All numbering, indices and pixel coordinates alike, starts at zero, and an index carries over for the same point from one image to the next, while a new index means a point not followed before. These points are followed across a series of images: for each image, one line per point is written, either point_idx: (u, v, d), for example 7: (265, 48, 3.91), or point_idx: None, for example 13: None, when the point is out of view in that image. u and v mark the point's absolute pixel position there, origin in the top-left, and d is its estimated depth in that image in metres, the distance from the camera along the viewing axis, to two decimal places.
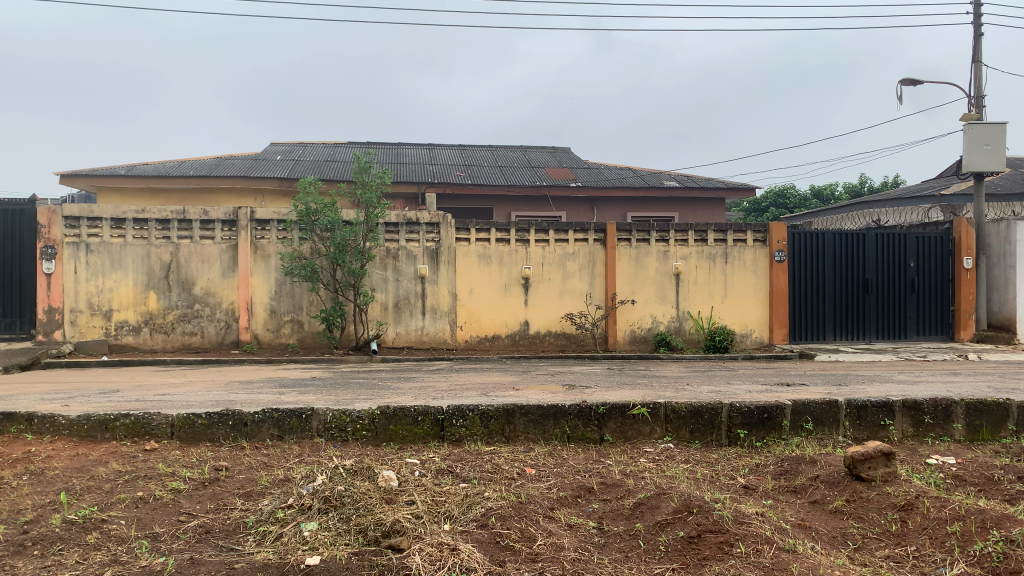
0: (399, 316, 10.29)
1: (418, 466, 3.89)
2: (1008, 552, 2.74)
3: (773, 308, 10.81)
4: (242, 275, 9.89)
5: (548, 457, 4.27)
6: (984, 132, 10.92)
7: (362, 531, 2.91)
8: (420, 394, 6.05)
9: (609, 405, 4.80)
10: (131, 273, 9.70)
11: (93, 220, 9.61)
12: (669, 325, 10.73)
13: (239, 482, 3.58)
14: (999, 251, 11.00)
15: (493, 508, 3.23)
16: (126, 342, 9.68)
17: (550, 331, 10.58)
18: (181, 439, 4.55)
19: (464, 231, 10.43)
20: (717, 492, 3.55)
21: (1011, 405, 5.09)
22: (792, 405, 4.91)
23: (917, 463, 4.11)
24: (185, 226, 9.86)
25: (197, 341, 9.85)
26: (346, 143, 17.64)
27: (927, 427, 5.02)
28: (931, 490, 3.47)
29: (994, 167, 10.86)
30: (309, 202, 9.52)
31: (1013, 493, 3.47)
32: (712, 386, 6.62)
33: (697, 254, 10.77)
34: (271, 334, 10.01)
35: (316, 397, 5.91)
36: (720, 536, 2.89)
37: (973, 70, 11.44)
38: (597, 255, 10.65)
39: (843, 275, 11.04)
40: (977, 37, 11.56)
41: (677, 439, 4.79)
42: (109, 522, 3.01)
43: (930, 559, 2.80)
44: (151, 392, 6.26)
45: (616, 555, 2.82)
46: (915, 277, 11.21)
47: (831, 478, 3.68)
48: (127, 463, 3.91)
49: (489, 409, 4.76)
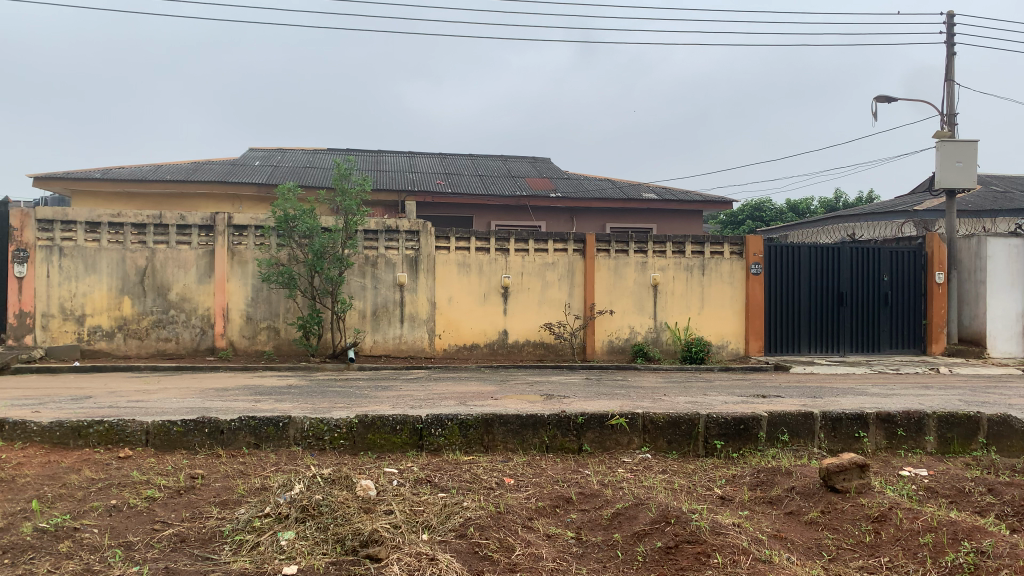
0: (377, 324, 10.25)
1: (396, 475, 3.88)
2: (978, 564, 2.79)
3: (749, 320, 10.91)
4: (218, 281, 9.80)
5: (526, 467, 4.28)
6: (956, 150, 11.12)
7: (340, 540, 2.89)
8: (397, 403, 6.04)
9: (588, 415, 4.82)
10: (106, 278, 9.59)
11: (67, 223, 9.49)
12: (647, 336, 10.78)
13: (215, 490, 3.55)
14: (970, 266, 11.22)
15: (472, 518, 3.23)
16: (99, 348, 9.55)
17: (529, 340, 10.58)
18: (156, 447, 4.49)
19: (445, 239, 10.43)
20: (694, 502, 3.57)
21: (981, 418, 5.15)
22: (768, 417, 4.95)
23: (890, 474, 4.16)
24: (162, 231, 9.78)
25: (171, 347, 9.74)
26: (324, 150, 17.59)
27: (900, 439, 5.08)
28: (904, 501, 3.51)
29: (965, 184, 11.04)
30: (288, 208, 9.52)
31: (984, 505, 3.53)
32: (690, 397, 6.67)
33: (675, 265, 10.86)
34: (246, 340, 9.92)
35: (293, 405, 5.87)
36: (698, 546, 2.90)
37: (945, 88, 11.67)
38: (575, 265, 10.70)
39: (819, 287, 11.16)
40: (950, 56, 11.79)
41: (655, 449, 4.82)
42: (82, 530, 2.97)
43: (903, 569, 2.84)
44: (125, 399, 6.20)
45: (595, 566, 2.83)
46: (889, 291, 11.36)
47: (806, 489, 3.71)
48: (101, 470, 3.86)
49: (469, 418, 4.75)
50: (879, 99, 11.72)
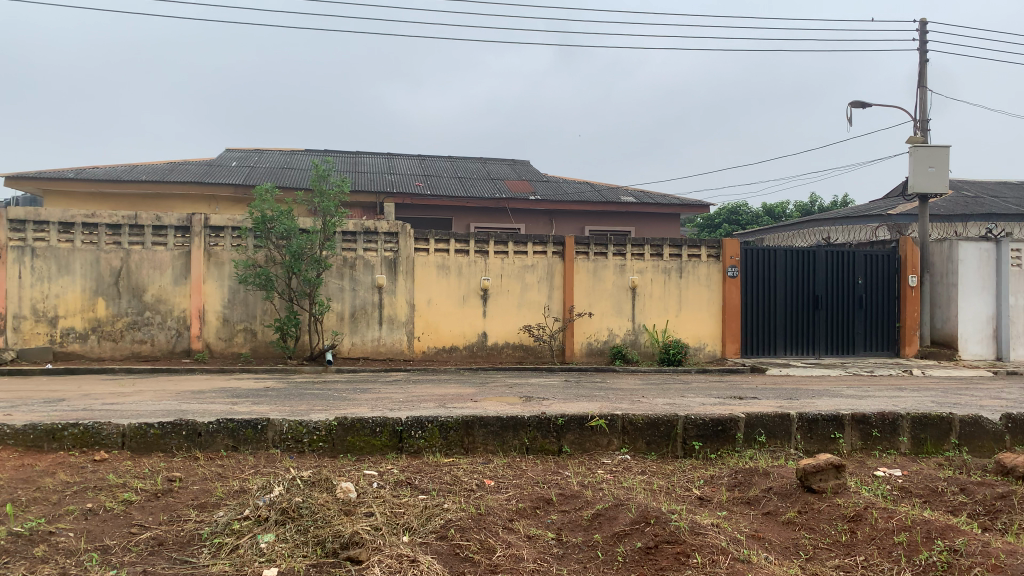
0: (355, 326, 10.21)
1: (377, 477, 3.87)
2: (951, 562, 2.84)
3: (725, 322, 11.00)
4: (194, 282, 9.71)
5: (506, 468, 4.29)
6: (928, 155, 11.30)
7: (320, 542, 2.88)
8: (377, 405, 6.03)
9: (568, 417, 4.84)
10: (80, 279, 9.47)
11: (40, 224, 9.37)
12: (626, 338, 10.83)
13: (193, 493, 3.52)
14: (942, 270, 11.40)
15: (452, 519, 3.23)
16: (72, 350, 9.42)
17: (508, 342, 10.59)
18: (133, 450, 4.44)
19: (424, 241, 10.41)
20: (673, 503, 3.60)
21: (954, 419, 5.23)
22: (746, 418, 4.99)
23: (865, 475, 4.21)
24: (137, 232, 9.67)
25: (146, 349, 9.63)
26: (302, 151, 17.51)
27: (875, 440, 5.15)
28: (879, 501, 3.56)
29: (937, 189, 11.22)
30: (266, 209, 9.46)
31: (956, 504, 3.59)
32: (668, 398, 6.72)
33: (653, 268, 10.93)
34: (223, 342, 9.83)
35: (271, 407, 5.84)
36: (677, 546, 2.92)
37: (918, 95, 11.86)
38: (554, 267, 10.73)
39: (794, 290, 11.28)
40: (922, 63, 11.98)
41: (634, 450, 4.85)
42: (57, 534, 2.94)
43: (878, 568, 2.88)
44: (99, 401, 6.13)
45: (575, 567, 2.85)
46: (863, 294, 11.51)
47: (784, 489, 3.75)
48: (76, 474, 3.81)
49: (449, 420, 4.75)
50: (854, 105, 11.87)
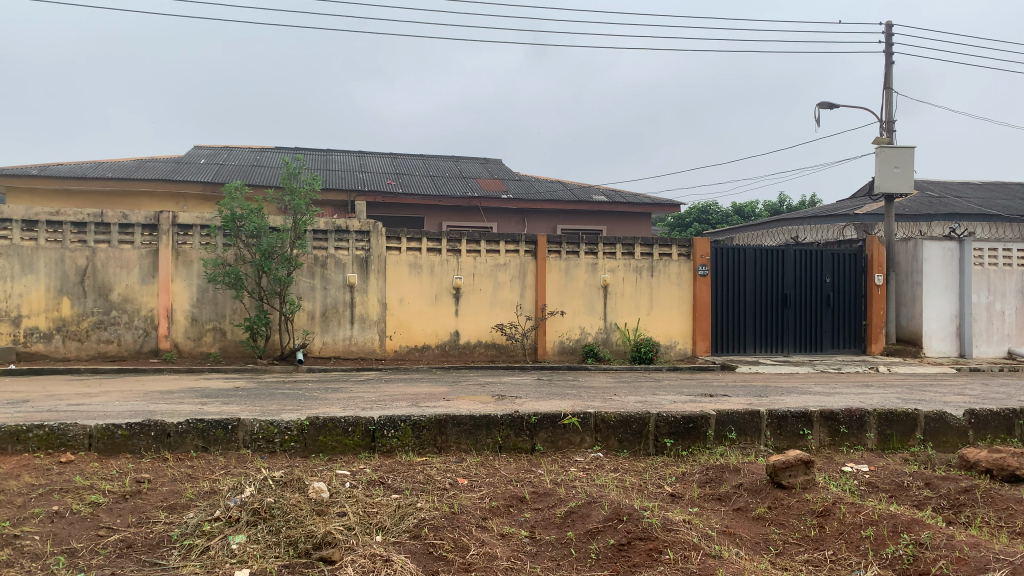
0: (326, 325, 10.14)
1: (349, 476, 3.85)
2: (917, 555, 2.89)
3: (696, 320, 11.10)
4: (162, 281, 9.57)
5: (479, 467, 4.29)
6: (894, 155, 11.48)
7: (292, 543, 2.86)
8: (349, 404, 5.99)
9: (541, 415, 4.86)
10: (44, 279, 9.30)
11: (2, 221, 9.19)
12: (597, 336, 10.87)
13: (162, 495, 3.47)
14: (907, 269, 11.60)
15: (426, 518, 3.22)
16: (36, 350, 9.25)
17: (480, 341, 10.59)
18: (100, 451, 4.37)
19: (396, 239, 10.36)
20: (645, 500, 3.63)
21: (918, 415, 5.32)
22: (716, 415, 5.04)
23: (833, 470, 4.28)
24: (103, 230, 9.51)
25: (113, 349, 9.48)
26: (272, 148, 17.34)
27: (843, 436, 5.23)
28: (846, 496, 3.62)
29: (902, 189, 11.41)
30: (235, 207, 9.36)
31: (921, 498, 3.66)
32: (639, 396, 6.76)
33: (624, 267, 10.99)
34: (191, 342, 9.71)
35: (241, 407, 5.78)
36: (650, 543, 2.95)
37: (884, 96, 12.05)
38: (527, 266, 10.74)
39: (764, 288, 11.41)
40: (888, 64, 12.18)
41: (606, 448, 4.88)
42: (22, 538, 2.88)
43: (846, 562, 2.93)
44: (65, 402, 6.02)
45: (548, 564, 2.86)
46: (830, 292, 11.67)
47: (754, 485, 3.80)
48: (41, 476, 3.74)
49: (422, 419, 4.74)
50: (822, 105, 12.03)
